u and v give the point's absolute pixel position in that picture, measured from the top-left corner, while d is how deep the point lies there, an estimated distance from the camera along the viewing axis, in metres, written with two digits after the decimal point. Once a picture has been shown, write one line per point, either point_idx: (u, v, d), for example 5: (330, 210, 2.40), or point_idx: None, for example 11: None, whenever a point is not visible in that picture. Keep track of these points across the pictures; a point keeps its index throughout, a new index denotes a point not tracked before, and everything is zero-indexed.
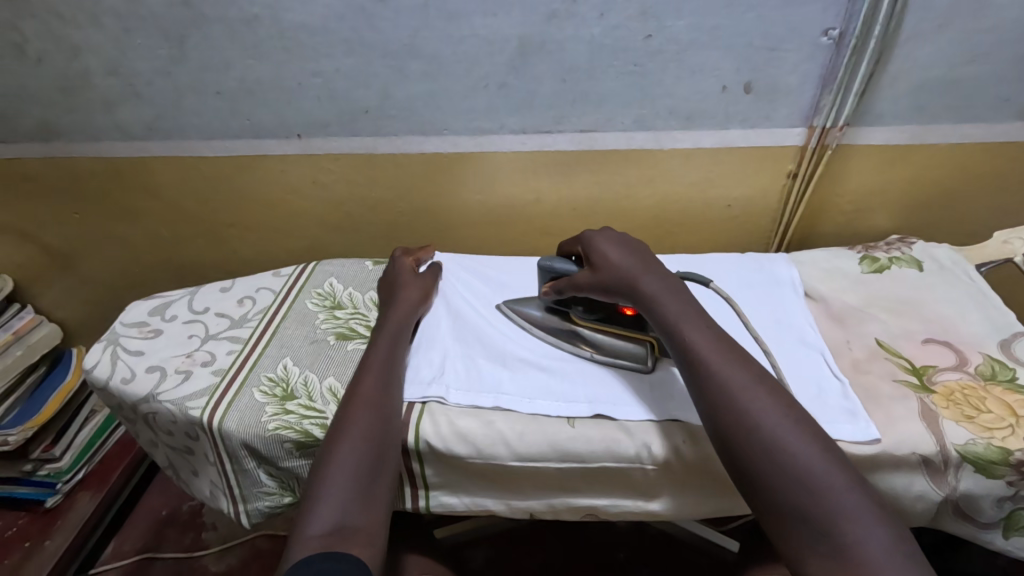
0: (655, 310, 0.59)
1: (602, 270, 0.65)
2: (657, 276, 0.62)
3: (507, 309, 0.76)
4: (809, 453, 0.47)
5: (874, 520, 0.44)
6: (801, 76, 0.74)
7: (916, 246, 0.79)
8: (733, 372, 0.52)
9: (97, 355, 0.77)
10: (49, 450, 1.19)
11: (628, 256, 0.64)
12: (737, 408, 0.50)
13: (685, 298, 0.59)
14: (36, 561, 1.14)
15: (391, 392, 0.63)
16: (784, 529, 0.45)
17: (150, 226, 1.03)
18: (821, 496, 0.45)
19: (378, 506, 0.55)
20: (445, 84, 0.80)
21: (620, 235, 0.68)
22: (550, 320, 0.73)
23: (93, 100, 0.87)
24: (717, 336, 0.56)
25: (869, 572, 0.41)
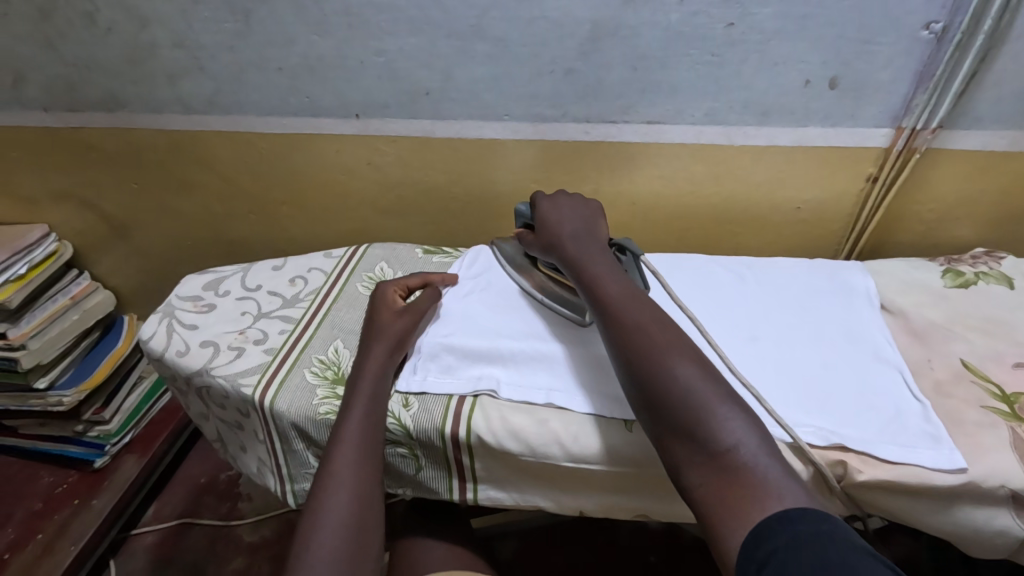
0: (579, 265, 0.64)
1: (545, 228, 0.71)
2: (585, 240, 0.67)
3: (495, 245, 0.82)
4: (693, 372, 0.50)
5: (747, 427, 0.46)
6: (893, 72, 0.69)
7: (1006, 261, 0.74)
8: (637, 310, 0.56)
9: (153, 325, 0.78)
10: (99, 413, 1.23)
11: (565, 218, 0.70)
12: (637, 343, 0.53)
13: (603, 255, 0.64)
14: (82, 520, 1.16)
15: (368, 467, 0.58)
16: (675, 447, 0.48)
17: (205, 199, 1.04)
18: (696, 409, 0.47)
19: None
20: (511, 67, 0.77)
21: (572, 198, 0.74)
22: (522, 262, 0.78)
23: (159, 72, 0.88)
24: (627, 286, 0.60)
25: (741, 471, 0.44)
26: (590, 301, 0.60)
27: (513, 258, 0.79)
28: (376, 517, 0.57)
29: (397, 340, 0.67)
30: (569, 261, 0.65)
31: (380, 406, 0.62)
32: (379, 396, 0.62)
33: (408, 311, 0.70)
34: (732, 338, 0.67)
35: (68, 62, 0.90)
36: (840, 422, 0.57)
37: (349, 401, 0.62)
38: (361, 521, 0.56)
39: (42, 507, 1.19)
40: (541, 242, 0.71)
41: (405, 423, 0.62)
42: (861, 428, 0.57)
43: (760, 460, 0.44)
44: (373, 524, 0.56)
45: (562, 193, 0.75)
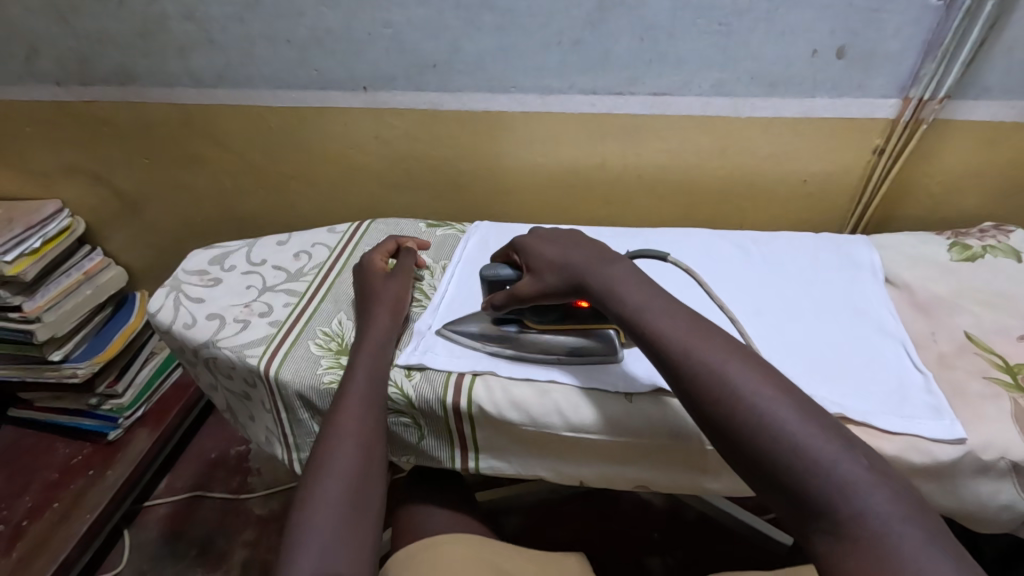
0: (614, 298, 0.55)
1: (543, 273, 0.61)
2: (608, 264, 0.58)
3: (446, 333, 0.67)
4: (801, 424, 0.43)
5: (878, 488, 0.40)
6: (903, 41, 0.68)
7: (1015, 235, 0.73)
8: (705, 345, 0.48)
9: (160, 299, 0.79)
10: (112, 387, 1.26)
11: (570, 251, 0.61)
12: (716, 391, 0.46)
13: (641, 278, 0.56)
14: (97, 490, 1.18)
15: (372, 422, 0.59)
16: (796, 518, 0.42)
17: (215, 175, 1.05)
18: (819, 474, 0.41)
19: (361, 553, 0.52)
20: (518, 38, 0.77)
21: (549, 234, 0.65)
22: (499, 330, 0.66)
23: (169, 45, 0.88)
24: (682, 314, 0.52)
25: (877, 544, 0.38)
26: (642, 339, 0.52)
27: (482, 330, 0.66)
28: (377, 469, 0.58)
29: (393, 304, 0.69)
30: (599, 296, 0.56)
31: (383, 366, 0.63)
32: (382, 358, 0.64)
33: (397, 275, 0.73)
34: (738, 312, 0.67)
35: (81, 36, 0.91)
36: (840, 395, 0.57)
37: (355, 361, 0.63)
38: (364, 473, 0.57)
39: (58, 478, 1.22)
40: (540, 291, 0.61)
41: (406, 393, 0.62)
42: (861, 399, 0.57)
43: (903, 530, 0.38)
44: (374, 476, 0.58)
45: (544, 229, 0.66)
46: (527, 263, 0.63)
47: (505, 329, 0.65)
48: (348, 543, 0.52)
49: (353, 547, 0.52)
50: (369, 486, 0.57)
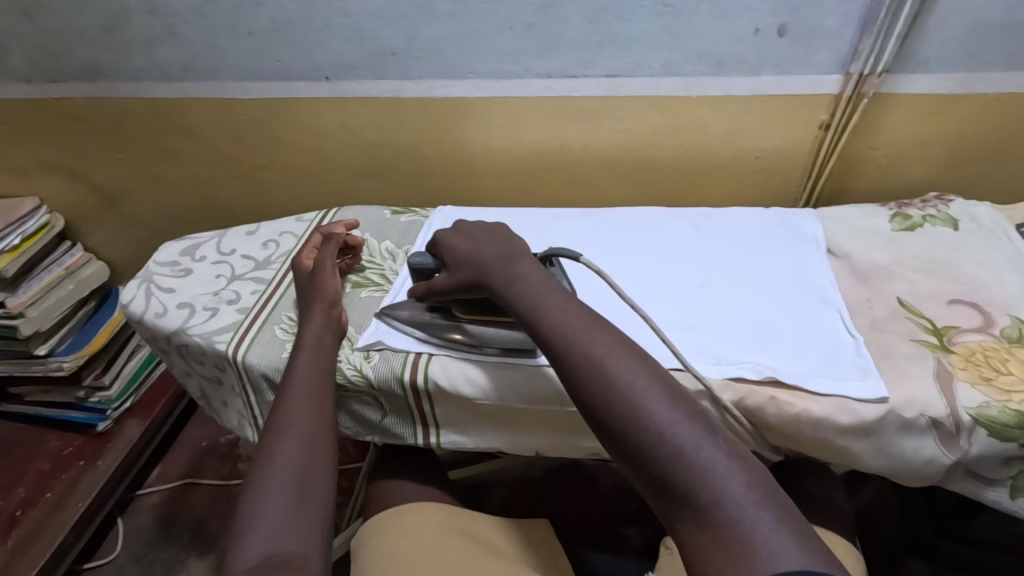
0: (517, 292, 0.57)
1: (457, 266, 0.64)
2: (515, 260, 0.60)
3: (387, 317, 0.69)
4: (673, 417, 0.45)
5: (740, 478, 0.42)
6: (841, 16, 0.71)
7: (955, 204, 0.75)
8: (590, 339, 0.51)
9: (132, 290, 0.81)
10: (99, 379, 1.28)
11: (479, 246, 0.63)
12: (601, 385, 0.48)
13: (539, 271, 0.59)
14: (89, 479, 1.22)
15: (317, 408, 0.61)
16: (664, 503, 0.43)
17: (187, 167, 1.07)
18: (684, 463, 0.43)
19: (312, 534, 0.53)
20: (472, 24, 0.79)
21: (472, 227, 0.68)
22: (430, 320, 0.67)
23: (134, 39, 0.90)
24: (570, 307, 0.54)
25: (733, 529, 0.39)
26: (535, 330, 0.55)
27: (417, 317, 0.68)
28: (328, 456, 0.59)
29: (326, 291, 0.70)
30: (501, 289, 0.59)
31: (325, 357, 0.65)
32: (323, 348, 0.65)
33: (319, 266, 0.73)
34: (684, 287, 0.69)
35: (47, 33, 0.92)
36: (776, 361, 0.59)
37: (294, 355, 0.65)
38: (311, 458, 0.58)
39: (50, 469, 1.25)
40: (455, 282, 0.63)
41: (365, 374, 0.65)
42: (795, 364, 0.59)
43: (754, 514, 0.40)
44: (326, 461, 0.58)
45: (466, 224, 0.68)
46: (445, 254, 0.66)
47: (434, 322, 0.67)
48: (296, 525, 0.52)
49: (303, 527, 0.52)
50: (319, 469, 0.57)
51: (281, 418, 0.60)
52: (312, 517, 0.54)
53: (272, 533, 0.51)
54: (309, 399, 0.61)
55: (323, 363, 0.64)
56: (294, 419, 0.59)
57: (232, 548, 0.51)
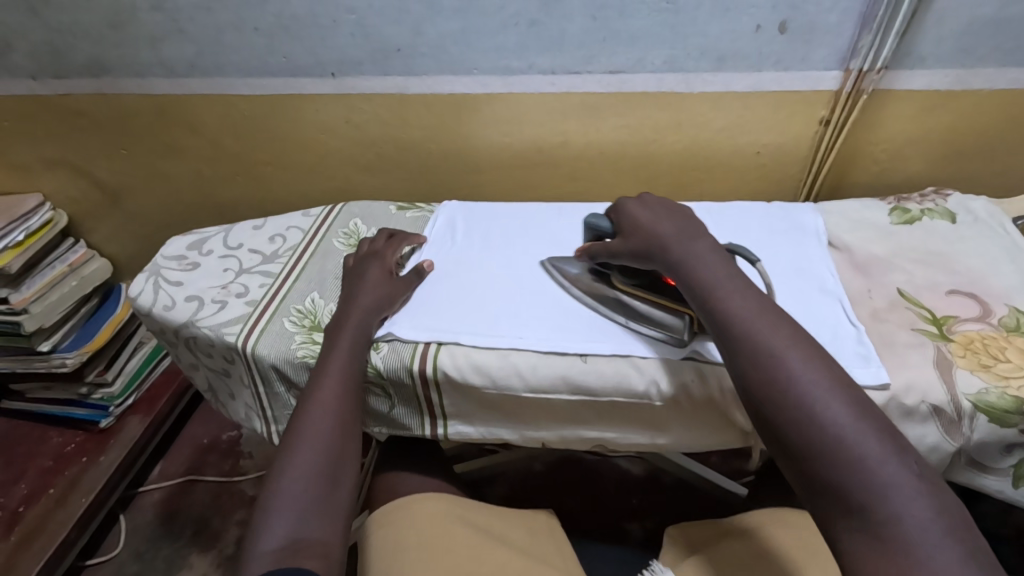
0: (694, 280, 0.57)
1: (631, 235, 0.64)
2: (690, 242, 0.60)
3: (552, 265, 0.73)
4: (856, 426, 0.45)
5: (921, 500, 0.42)
6: (841, 13, 0.72)
7: (952, 198, 0.77)
8: (773, 335, 0.51)
9: (141, 283, 0.82)
10: (102, 376, 1.29)
11: (661, 219, 0.63)
12: (780, 383, 0.48)
13: (719, 256, 0.58)
14: (92, 475, 1.22)
15: (349, 398, 0.62)
16: (825, 506, 0.45)
17: (191, 163, 1.07)
18: (864, 475, 0.43)
19: (332, 521, 0.55)
20: (476, 20, 0.79)
21: (659, 201, 0.67)
22: (594, 283, 0.69)
23: (140, 35, 0.90)
24: (754, 298, 0.54)
25: (902, 544, 0.41)
26: (711, 320, 0.55)
27: (581, 275, 0.70)
28: (352, 440, 0.61)
29: (376, 282, 0.70)
30: (676, 269, 0.59)
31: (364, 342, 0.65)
32: (363, 333, 0.66)
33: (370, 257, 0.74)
34: None
35: (52, 29, 0.92)
36: None
37: (335, 344, 0.65)
38: (337, 443, 0.60)
39: (53, 465, 1.25)
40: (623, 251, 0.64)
41: (375, 364, 0.66)
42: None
43: (928, 536, 0.40)
44: (349, 446, 0.61)
45: (648, 195, 0.68)
46: (618, 221, 0.67)
47: (596, 285, 0.69)
48: (317, 511, 0.55)
49: (325, 513, 0.55)
50: (343, 455, 0.60)
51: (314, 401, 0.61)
52: (333, 504, 0.56)
53: (294, 518, 0.54)
54: (342, 384, 0.62)
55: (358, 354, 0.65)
56: (325, 404, 0.61)
57: (254, 527, 0.54)
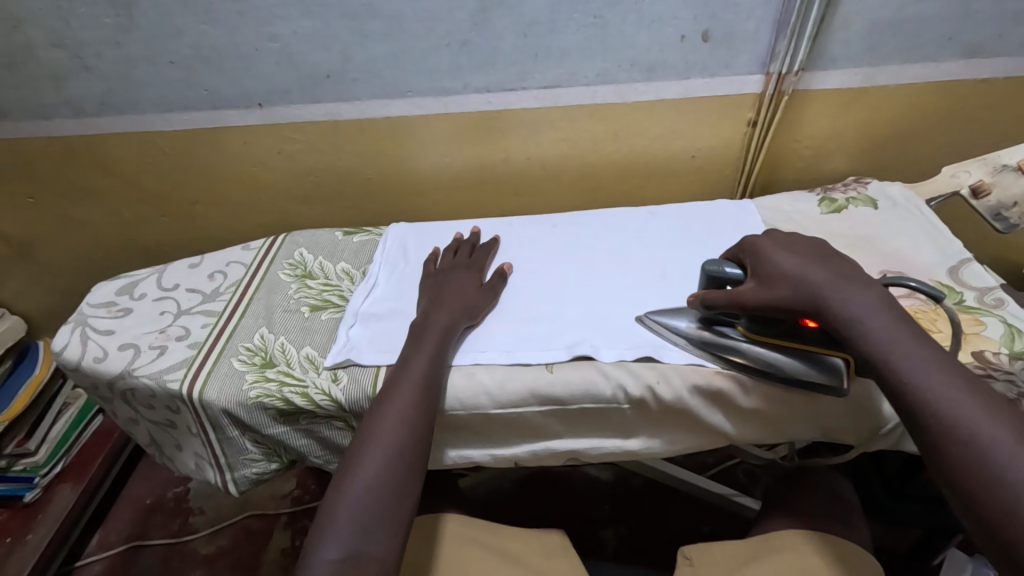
0: (860, 331, 0.51)
1: (775, 281, 0.56)
2: (849, 281, 0.54)
3: (650, 322, 0.66)
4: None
5: None
6: (757, 21, 0.76)
7: (872, 186, 0.83)
8: (905, 349, 0.49)
9: (65, 336, 0.75)
10: (22, 445, 1.17)
11: (808, 263, 0.55)
12: (967, 440, 0.45)
13: (865, 289, 0.53)
14: (18, 557, 1.10)
15: (429, 405, 0.59)
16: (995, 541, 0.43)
17: (111, 207, 1.00)
18: None
19: (396, 533, 0.52)
20: (408, 43, 0.78)
21: (789, 239, 0.60)
22: (713, 334, 0.62)
23: (40, 74, 0.83)
24: (919, 342, 0.50)
25: None
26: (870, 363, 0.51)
27: (692, 329, 0.63)
28: (425, 451, 0.57)
29: (457, 294, 0.69)
30: (844, 323, 0.52)
31: (444, 353, 0.63)
32: (444, 345, 0.63)
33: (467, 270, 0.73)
34: (643, 278, 0.72)
35: None
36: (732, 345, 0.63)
37: (419, 346, 0.63)
38: (412, 453, 0.56)
39: None
40: (769, 301, 0.56)
41: (335, 397, 0.64)
42: None
43: None
44: (422, 458, 0.56)
45: (774, 235, 0.61)
46: (758, 268, 0.58)
47: (716, 338, 0.62)
48: (380, 524, 0.52)
49: (389, 525, 0.52)
50: (415, 465, 0.56)
51: (391, 405, 0.57)
52: (398, 515, 0.53)
53: (356, 530, 0.51)
54: (421, 392, 0.58)
55: (439, 361, 0.62)
56: (401, 409, 0.57)
57: (315, 533, 0.51)
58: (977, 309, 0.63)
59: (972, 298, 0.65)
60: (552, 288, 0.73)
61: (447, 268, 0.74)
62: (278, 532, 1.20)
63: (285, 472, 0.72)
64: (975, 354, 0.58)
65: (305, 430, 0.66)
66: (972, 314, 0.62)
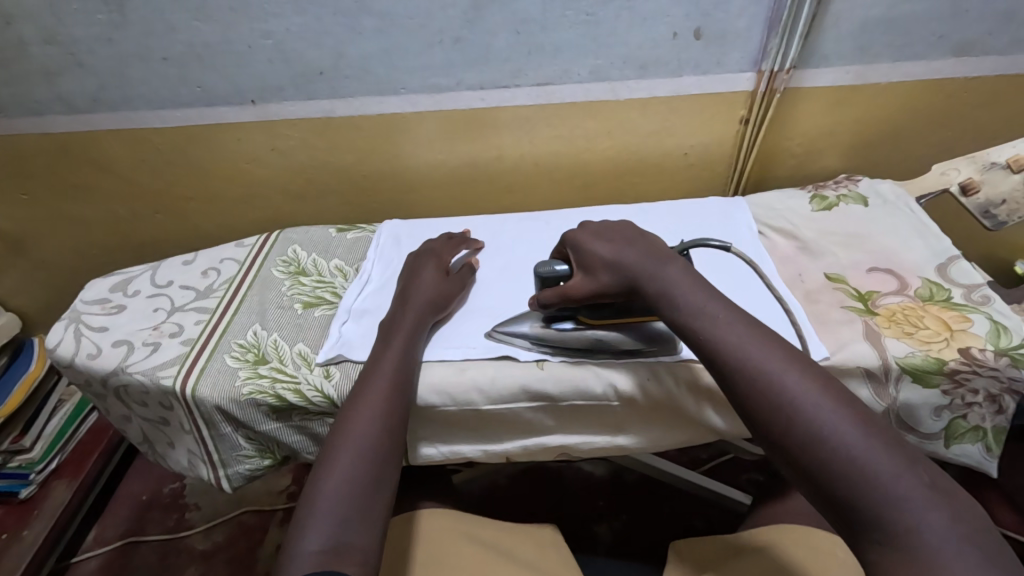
0: (701, 327, 0.52)
1: (598, 272, 0.60)
2: (660, 263, 0.57)
3: (498, 335, 0.66)
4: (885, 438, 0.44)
5: (926, 501, 0.40)
6: (749, 19, 0.76)
7: (863, 183, 0.83)
8: (727, 327, 0.51)
9: (59, 333, 0.75)
10: (18, 442, 1.17)
11: (622, 249, 0.59)
12: (783, 407, 0.46)
13: (683, 272, 0.56)
14: (14, 553, 1.10)
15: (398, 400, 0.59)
16: (827, 504, 0.43)
17: (105, 204, 1.00)
18: (859, 473, 0.42)
19: (375, 525, 0.53)
20: (400, 40, 0.79)
21: (603, 227, 0.64)
22: (557, 331, 0.64)
23: (31, 71, 0.83)
24: (735, 318, 0.52)
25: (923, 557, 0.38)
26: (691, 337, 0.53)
27: (537, 330, 0.65)
28: (399, 442, 0.58)
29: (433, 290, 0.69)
30: (654, 298, 0.56)
31: (415, 349, 0.63)
32: (415, 340, 0.64)
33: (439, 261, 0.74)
34: None
35: None
36: None
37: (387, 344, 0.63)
38: (388, 446, 0.57)
39: None
40: (595, 291, 0.59)
41: (327, 394, 0.64)
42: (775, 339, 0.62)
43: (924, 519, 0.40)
44: (396, 448, 0.57)
45: (594, 224, 0.65)
46: (580, 259, 0.62)
47: (562, 334, 0.64)
48: (360, 515, 0.52)
49: (368, 515, 0.52)
50: (390, 457, 0.56)
51: (367, 401, 0.58)
52: (376, 507, 0.53)
53: (338, 521, 0.51)
54: (396, 387, 0.59)
55: (409, 357, 0.62)
56: (375, 404, 0.58)
57: (296, 528, 0.51)
58: (964, 305, 0.64)
59: (959, 295, 0.65)
60: None
61: (417, 257, 0.75)
62: (274, 528, 1.21)
63: (279, 468, 0.73)
64: (961, 350, 0.59)
65: (298, 427, 0.67)
66: (959, 311, 0.63)
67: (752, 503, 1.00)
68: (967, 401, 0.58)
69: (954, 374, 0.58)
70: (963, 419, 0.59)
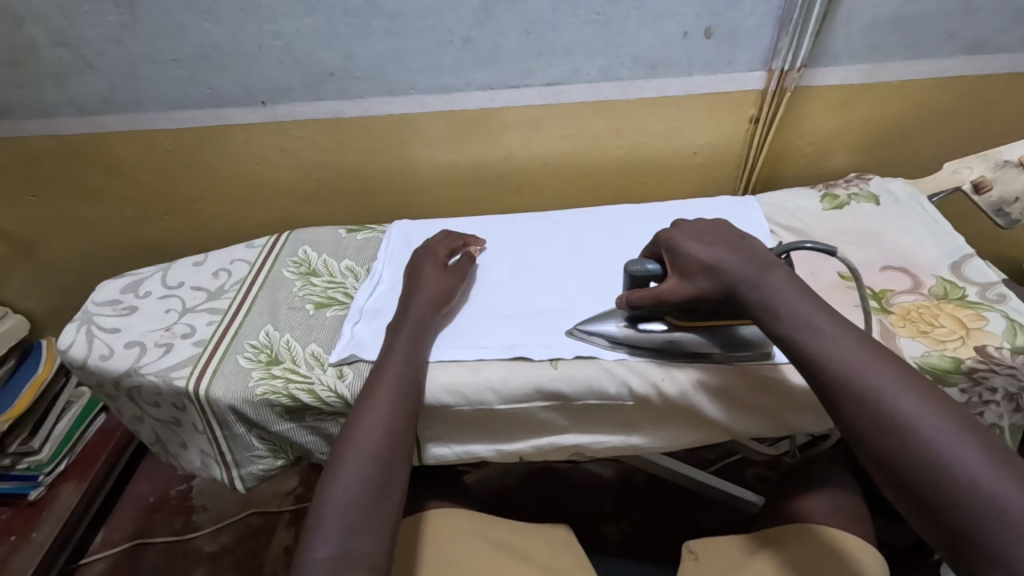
0: (800, 334, 0.51)
1: (695, 275, 0.58)
2: (760, 268, 0.55)
3: (580, 334, 0.65)
4: (965, 451, 0.42)
5: None
6: (759, 19, 0.76)
7: (874, 182, 0.83)
8: (824, 334, 0.50)
9: (71, 334, 0.75)
10: (27, 443, 1.17)
11: (726, 252, 0.57)
12: (883, 421, 0.45)
13: (787, 280, 0.54)
14: (22, 555, 1.10)
15: (405, 404, 0.59)
16: (926, 518, 0.43)
17: (113, 206, 1.00)
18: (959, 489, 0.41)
19: (382, 531, 0.52)
20: (410, 40, 0.79)
21: (699, 228, 0.62)
22: (647, 332, 0.64)
23: (42, 73, 0.83)
24: (832, 325, 0.51)
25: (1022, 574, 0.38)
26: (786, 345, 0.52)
27: (625, 330, 0.64)
28: (408, 446, 0.58)
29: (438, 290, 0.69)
30: (755, 306, 0.54)
31: (420, 351, 0.63)
32: (420, 342, 0.64)
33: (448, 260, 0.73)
34: None
35: None
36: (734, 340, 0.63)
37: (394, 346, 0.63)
38: (395, 450, 0.56)
39: None
40: (693, 294, 0.58)
41: (341, 394, 0.64)
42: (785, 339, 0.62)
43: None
44: (404, 452, 0.57)
45: (687, 224, 0.63)
46: (675, 262, 0.60)
47: (652, 335, 0.64)
48: (368, 522, 0.52)
49: (375, 521, 0.52)
50: (399, 462, 0.56)
51: (373, 405, 0.58)
52: (383, 512, 0.53)
53: (346, 528, 0.51)
54: (400, 390, 0.59)
55: (415, 360, 0.62)
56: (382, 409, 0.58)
57: (306, 536, 0.51)
58: (978, 304, 0.63)
59: (974, 294, 0.65)
60: (556, 284, 0.73)
61: (420, 252, 0.75)
62: (281, 529, 1.21)
63: (291, 468, 0.73)
64: (977, 349, 0.59)
65: (311, 427, 0.67)
66: (974, 310, 0.63)
67: (762, 504, 1.00)
68: (983, 400, 0.58)
69: (972, 373, 0.57)
70: (977, 418, 0.58)
